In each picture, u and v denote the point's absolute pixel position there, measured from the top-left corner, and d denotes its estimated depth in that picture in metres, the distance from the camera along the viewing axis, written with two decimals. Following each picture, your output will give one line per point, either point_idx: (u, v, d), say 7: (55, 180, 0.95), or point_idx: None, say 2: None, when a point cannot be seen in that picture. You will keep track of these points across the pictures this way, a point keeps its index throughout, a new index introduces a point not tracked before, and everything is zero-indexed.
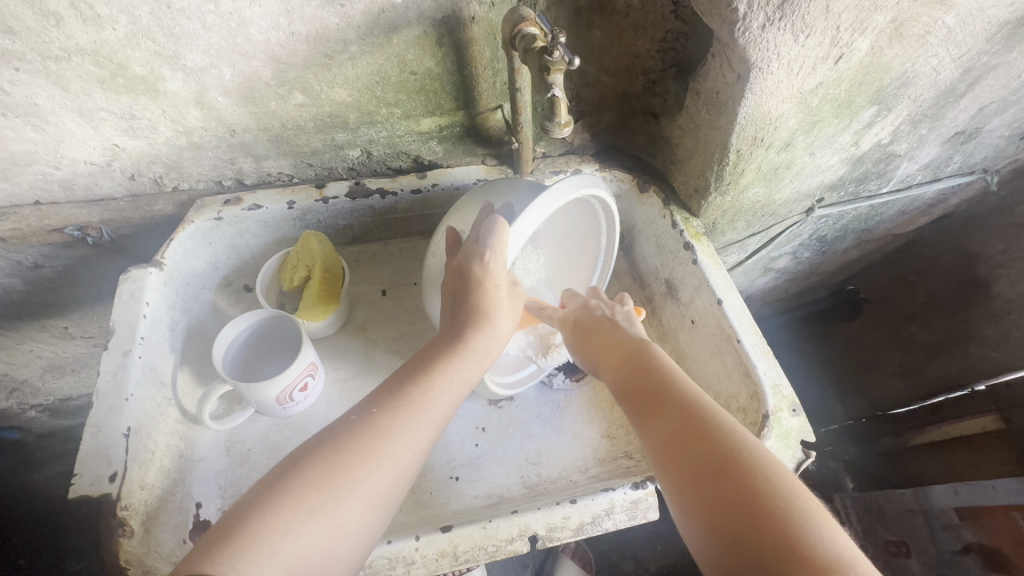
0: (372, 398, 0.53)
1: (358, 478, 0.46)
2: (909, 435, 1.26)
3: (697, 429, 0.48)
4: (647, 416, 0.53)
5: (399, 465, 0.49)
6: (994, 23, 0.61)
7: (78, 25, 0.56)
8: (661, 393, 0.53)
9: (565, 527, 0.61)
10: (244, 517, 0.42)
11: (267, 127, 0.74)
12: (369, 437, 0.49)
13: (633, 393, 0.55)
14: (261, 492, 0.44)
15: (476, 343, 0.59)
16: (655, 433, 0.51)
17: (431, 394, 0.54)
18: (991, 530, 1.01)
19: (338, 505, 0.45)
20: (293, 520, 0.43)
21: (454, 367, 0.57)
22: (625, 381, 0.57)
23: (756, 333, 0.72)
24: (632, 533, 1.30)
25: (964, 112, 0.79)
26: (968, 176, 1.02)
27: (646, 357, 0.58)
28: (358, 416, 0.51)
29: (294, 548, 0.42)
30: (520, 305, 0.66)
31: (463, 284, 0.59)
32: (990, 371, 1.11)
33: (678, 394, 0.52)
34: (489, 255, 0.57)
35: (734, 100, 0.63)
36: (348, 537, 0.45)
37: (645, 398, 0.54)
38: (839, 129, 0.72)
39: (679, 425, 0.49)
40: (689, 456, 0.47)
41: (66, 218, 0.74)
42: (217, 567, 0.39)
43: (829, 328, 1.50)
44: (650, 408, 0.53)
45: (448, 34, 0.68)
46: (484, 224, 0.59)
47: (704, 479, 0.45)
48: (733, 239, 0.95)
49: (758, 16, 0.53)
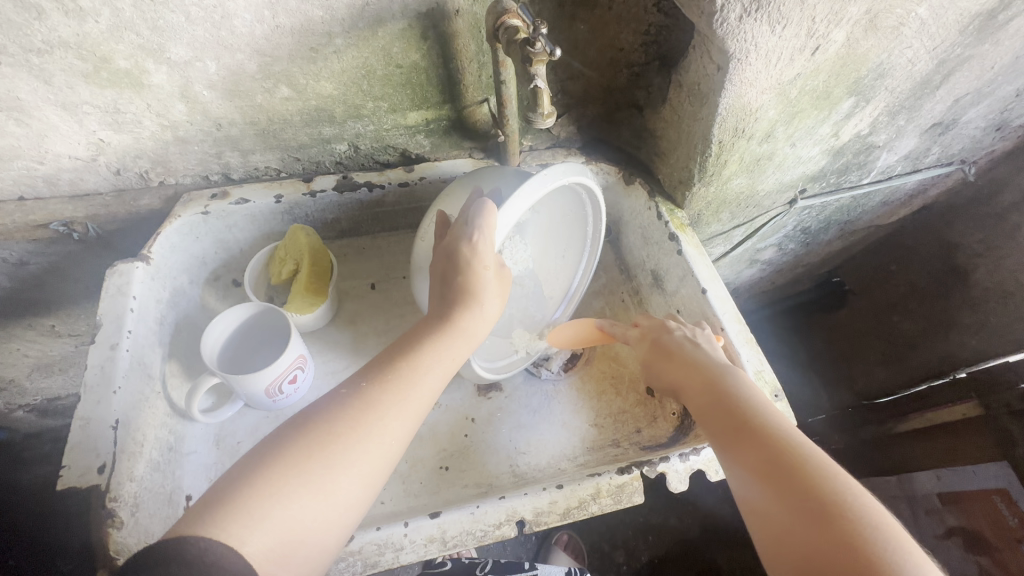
0: (363, 373, 0.54)
1: (351, 449, 0.47)
2: (892, 423, 1.30)
3: (786, 465, 0.47)
4: (731, 444, 0.52)
5: (390, 440, 0.50)
6: (966, 14, 0.63)
7: (60, 18, 0.55)
8: (745, 423, 0.52)
9: (552, 512, 0.62)
10: (239, 483, 0.43)
11: (253, 121, 0.74)
12: (360, 410, 0.49)
13: (715, 421, 0.55)
14: (252, 460, 0.45)
15: (463, 322, 0.60)
16: (740, 464, 0.50)
17: (419, 371, 0.55)
18: (972, 513, 1.05)
19: (329, 475, 0.45)
20: (284, 487, 0.43)
21: (441, 345, 0.58)
22: (711, 406, 0.56)
23: (739, 321, 0.73)
24: (623, 524, 1.32)
25: (940, 103, 0.81)
26: (947, 167, 1.04)
27: (732, 382, 0.57)
28: (349, 390, 0.51)
29: (285, 516, 0.42)
30: (507, 288, 0.66)
31: (450, 264, 0.60)
32: (968, 358, 1.15)
33: (763, 426, 0.51)
34: (477, 236, 0.58)
35: (715, 92, 0.64)
36: (339, 508, 0.46)
37: (728, 425, 0.53)
38: (819, 120, 0.74)
39: (770, 457, 0.48)
40: (782, 489, 0.46)
41: (51, 214, 0.74)
42: (205, 528, 0.39)
43: (816, 320, 1.52)
44: (735, 436, 0.52)
45: (433, 27, 0.69)
46: (472, 207, 0.59)
47: (800, 525, 0.43)
48: (718, 231, 0.96)
49: (735, 7, 0.54)
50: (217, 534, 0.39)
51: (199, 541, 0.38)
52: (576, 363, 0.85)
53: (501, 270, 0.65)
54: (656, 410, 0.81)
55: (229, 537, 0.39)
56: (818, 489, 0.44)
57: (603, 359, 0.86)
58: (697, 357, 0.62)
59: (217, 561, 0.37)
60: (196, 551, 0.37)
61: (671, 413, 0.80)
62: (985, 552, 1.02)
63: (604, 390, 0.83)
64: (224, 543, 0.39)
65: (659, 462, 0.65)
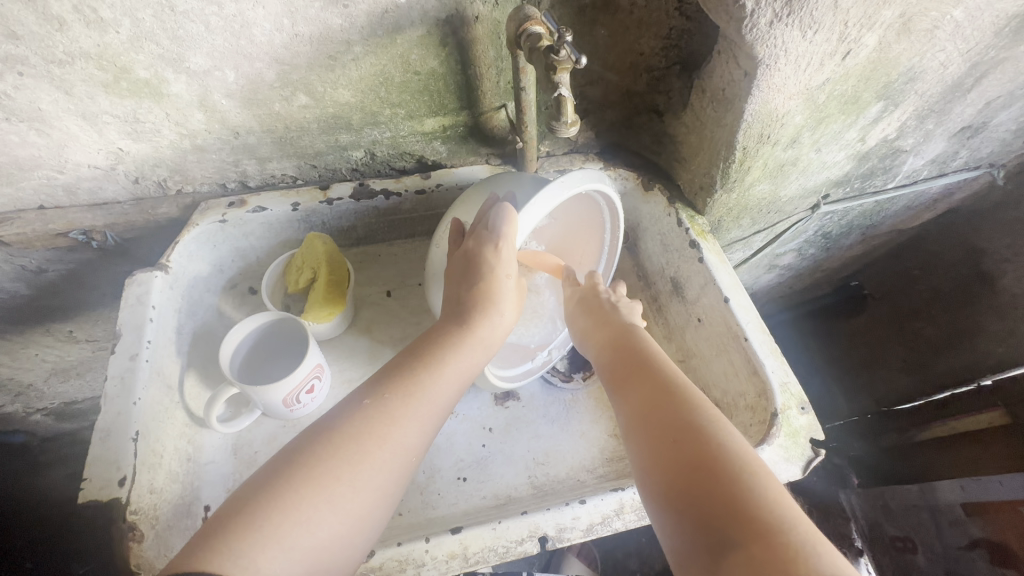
0: (381, 382, 0.53)
1: (375, 466, 0.47)
2: (914, 431, 1.26)
3: (664, 404, 0.51)
4: (623, 392, 0.56)
5: (408, 453, 0.50)
6: (1002, 16, 0.61)
7: (82, 29, 0.55)
8: (641, 374, 0.56)
9: (574, 528, 0.61)
10: (262, 504, 0.42)
11: (270, 129, 0.73)
12: (384, 424, 0.49)
13: (614, 373, 0.59)
14: (270, 480, 0.44)
15: (482, 331, 0.60)
16: (629, 412, 0.53)
17: (439, 382, 0.54)
18: (998, 525, 1.02)
19: (357, 493, 0.45)
20: (314, 510, 0.42)
21: (461, 355, 0.58)
22: (611, 361, 0.60)
23: (763, 330, 0.71)
24: (638, 532, 1.30)
25: (971, 106, 0.78)
26: (974, 170, 1.02)
27: (630, 339, 0.61)
28: (371, 401, 0.50)
29: (314, 538, 0.42)
30: (521, 299, 0.67)
31: (470, 271, 0.60)
32: (994, 366, 1.12)
33: (659, 375, 0.55)
34: (502, 242, 0.57)
35: (740, 98, 0.62)
36: (361, 523, 0.46)
37: (625, 377, 0.57)
38: (846, 124, 0.72)
39: (653, 402, 0.52)
40: (658, 424, 0.49)
41: (71, 223, 0.74)
42: (226, 562, 0.38)
43: (834, 324, 1.49)
44: (627, 384, 0.56)
45: (451, 33, 0.68)
46: (495, 211, 0.59)
47: (668, 456, 0.46)
48: (738, 237, 0.95)
49: (765, 12, 0.53)
50: (236, 569, 0.37)
51: None
52: (595, 372, 0.83)
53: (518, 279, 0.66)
54: None
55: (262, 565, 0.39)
56: (689, 419, 0.48)
57: None
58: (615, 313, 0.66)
59: None
60: None
61: None
62: (1011, 564, 0.99)
63: None
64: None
65: None
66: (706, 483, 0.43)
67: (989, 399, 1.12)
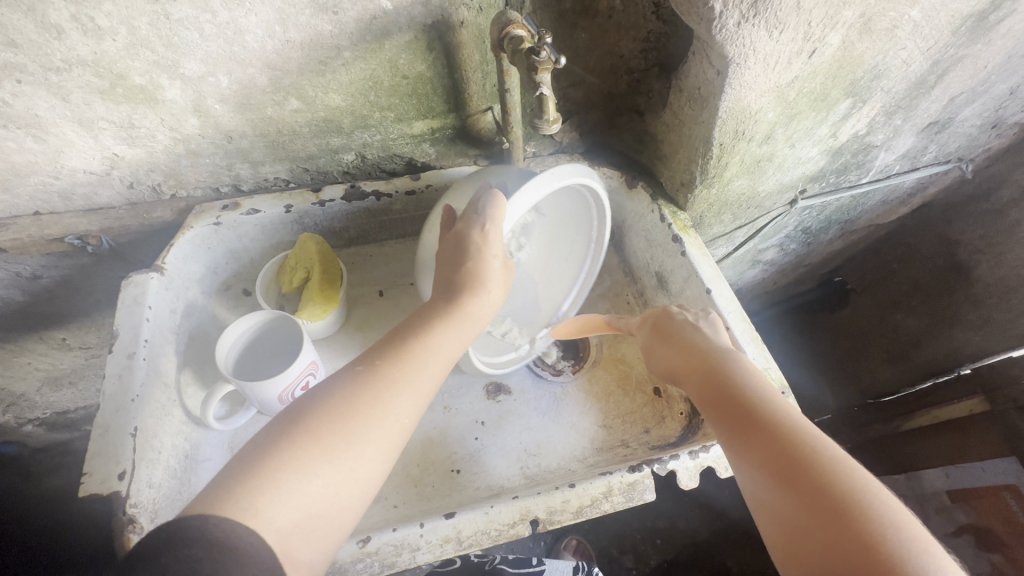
0: (374, 352, 0.55)
1: (368, 427, 0.48)
2: (898, 421, 1.29)
3: (794, 453, 0.47)
4: (739, 435, 0.51)
5: (403, 417, 0.51)
6: (957, 16, 0.65)
7: (79, 37, 0.57)
8: (752, 411, 0.52)
9: (565, 510, 0.63)
10: (258, 459, 0.43)
11: (263, 133, 0.75)
12: (377, 388, 0.50)
13: (718, 410, 0.55)
14: (268, 439, 0.45)
15: (470, 307, 0.61)
16: (750, 459, 0.49)
17: (429, 350, 0.56)
18: (982, 510, 1.08)
19: (351, 452, 0.46)
20: (306, 464, 0.44)
21: (449, 328, 0.59)
22: (710, 398, 0.56)
23: (744, 319, 0.74)
24: (632, 528, 1.32)
25: (935, 103, 0.82)
26: (944, 165, 1.06)
27: (726, 368, 0.58)
28: (364, 367, 0.52)
29: (306, 492, 0.43)
30: (510, 278, 0.69)
31: (459, 252, 0.62)
32: (974, 355, 1.13)
33: (769, 414, 0.51)
34: (489, 224, 0.60)
35: (714, 96, 0.66)
36: (356, 484, 0.46)
37: (734, 415, 0.53)
38: (817, 121, 0.75)
39: (775, 450, 0.48)
40: (790, 475, 0.46)
41: (66, 228, 0.75)
42: (226, 507, 0.39)
43: (819, 319, 1.52)
44: (741, 427, 0.51)
45: (438, 38, 0.71)
46: (483, 198, 0.62)
47: (812, 522, 0.43)
48: (720, 232, 0.98)
49: (733, 13, 0.56)
50: (236, 514, 0.39)
51: (222, 521, 0.38)
52: (583, 365, 0.86)
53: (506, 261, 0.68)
54: (662, 410, 0.81)
55: (255, 514, 0.40)
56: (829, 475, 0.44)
57: (610, 361, 0.87)
58: (713, 342, 0.62)
59: (232, 537, 0.38)
60: (213, 527, 0.37)
61: (678, 412, 0.80)
62: (998, 548, 1.04)
63: (611, 391, 0.84)
64: (245, 522, 0.39)
65: (669, 460, 0.66)
66: (857, 549, 0.40)
67: (970, 387, 1.14)
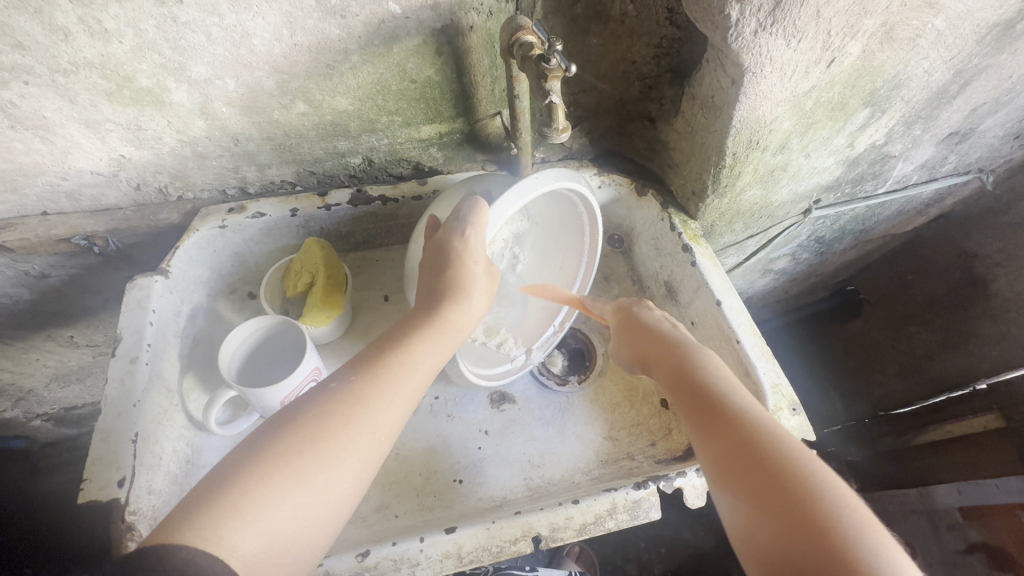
0: (352, 365, 0.54)
1: (342, 444, 0.47)
2: (912, 434, 1.26)
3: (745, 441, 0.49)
4: (699, 424, 0.54)
5: (379, 432, 0.50)
6: (982, 25, 0.62)
7: (86, 39, 0.57)
8: (713, 402, 0.54)
9: (567, 527, 0.61)
10: (226, 479, 0.43)
11: (269, 136, 0.75)
12: (352, 404, 0.50)
13: (682, 399, 0.57)
14: (246, 454, 0.45)
15: (452, 317, 0.61)
16: (707, 446, 0.52)
17: (408, 363, 0.55)
18: (995, 529, 1.03)
19: (323, 470, 0.46)
20: (277, 486, 0.43)
21: (430, 339, 0.59)
22: (676, 389, 0.59)
23: (755, 333, 0.72)
24: (637, 537, 1.30)
25: (957, 113, 0.80)
26: (964, 175, 1.03)
27: (692, 361, 0.60)
28: (340, 382, 0.52)
29: (276, 514, 0.42)
30: (494, 286, 0.68)
31: (439, 260, 0.61)
32: (990, 370, 1.11)
33: (727, 406, 0.53)
34: (469, 231, 0.60)
35: (728, 104, 0.64)
36: (329, 502, 0.46)
37: (696, 404, 0.55)
38: (833, 131, 0.73)
39: (730, 438, 0.50)
40: (740, 460, 0.48)
41: (73, 228, 0.75)
42: (191, 533, 0.39)
43: (830, 329, 1.50)
44: (701, 417, 0.54)
45: (447, 42, 0.70)
46: (463, 207, 0.62)
47: (760, 505, 0.45)
48: (731, 241, 0.96)
49: (750, 22, 0.54)
50: (200, 540, 0.38)
51: (185, 548, 0.37)
52: (589, 376, 0.84)
53: (490, 269, 0.67)
54: (669, 423, 0.80)
55: (221, 540, 0.39)
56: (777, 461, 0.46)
57: (617, 371, 0.85)
58: (680, 336, 0.65)
59: (203, 566, 0.37)
60: (178, 554, 0.36)
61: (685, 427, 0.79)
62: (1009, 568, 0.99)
63: (617, 403, 0.82)
64: (212, 550, 0.38)
65: (676, 478, 0.65)
66: (795, 528, 0.42)
67: (984, 402, 1.12)
